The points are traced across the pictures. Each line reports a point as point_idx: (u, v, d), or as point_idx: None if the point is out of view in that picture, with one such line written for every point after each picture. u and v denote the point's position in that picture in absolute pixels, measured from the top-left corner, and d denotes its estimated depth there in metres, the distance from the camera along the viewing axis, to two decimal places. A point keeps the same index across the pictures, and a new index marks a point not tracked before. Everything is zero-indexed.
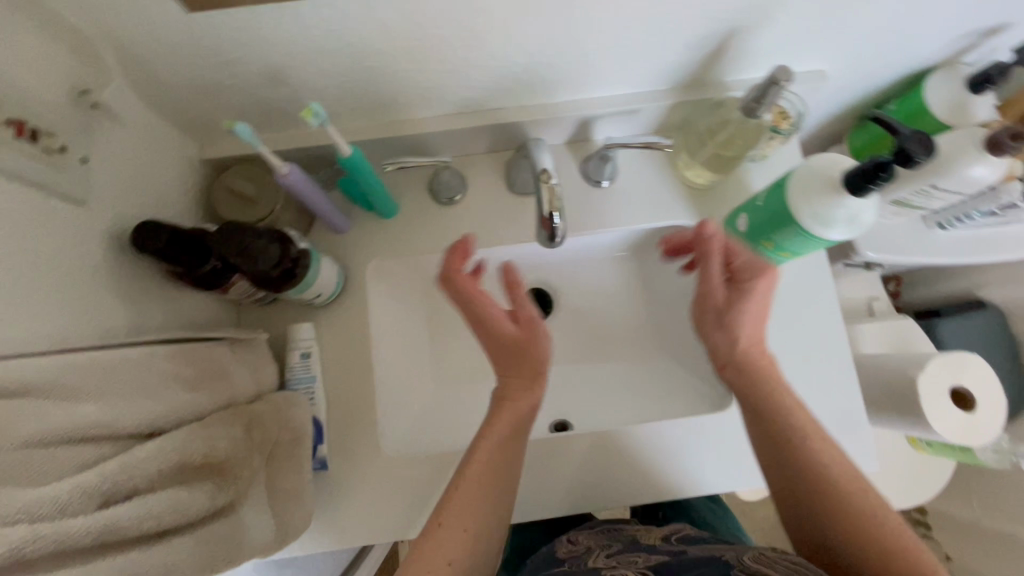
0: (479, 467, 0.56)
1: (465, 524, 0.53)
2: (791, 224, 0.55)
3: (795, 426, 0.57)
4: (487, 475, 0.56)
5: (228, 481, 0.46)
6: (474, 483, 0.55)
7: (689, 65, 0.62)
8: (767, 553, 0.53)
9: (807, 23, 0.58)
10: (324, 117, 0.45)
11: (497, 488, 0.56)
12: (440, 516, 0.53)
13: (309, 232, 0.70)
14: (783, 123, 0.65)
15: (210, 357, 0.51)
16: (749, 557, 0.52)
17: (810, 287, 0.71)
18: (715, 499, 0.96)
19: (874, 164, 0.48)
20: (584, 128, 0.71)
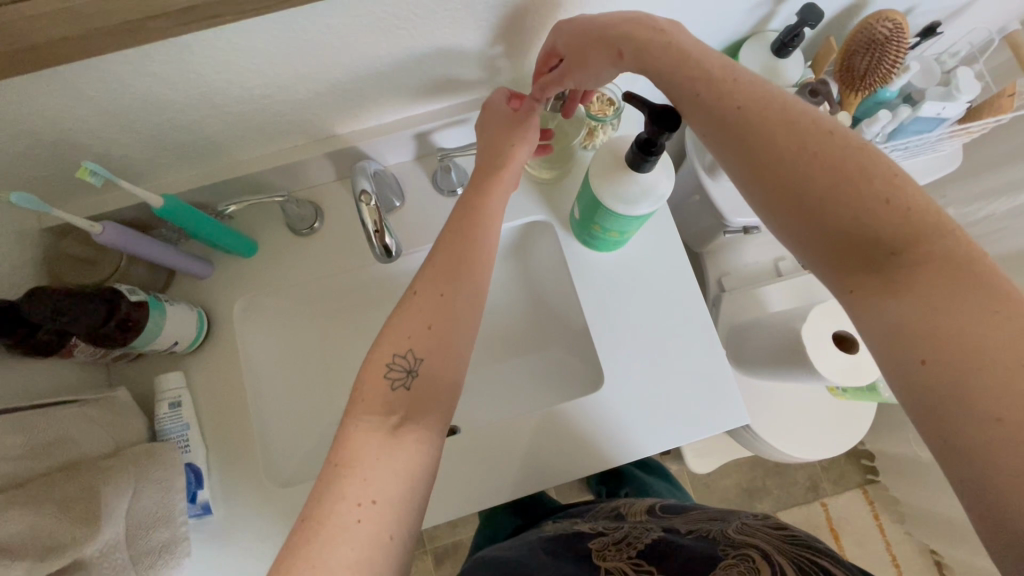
0: (440, 286, 0.53)
1: (433, 358, 0.51)
2: (602, 206, 0.58)
3: (782, 131, 0.42)
4: (442, 295, 0.53)
5: (60, 542, 0.47)
6: (437, 298, 0.52)
7: (500, 70, 0.66)
8: (750, 522, 0.59)
9: None
10: (103, 173, 0.47)
11: (453, 290, 0.53)
12: (389, 343, 0.51)
13: (171, 282, 0.71)
14: (609, 109, 0.69)
15: (48, 423, 0.52)
16: (732, 529, 0.58)
17: (664, 259, 0.74)
18: None
19: (640, 141, 0.52)
20: (424, 142, 0.73)
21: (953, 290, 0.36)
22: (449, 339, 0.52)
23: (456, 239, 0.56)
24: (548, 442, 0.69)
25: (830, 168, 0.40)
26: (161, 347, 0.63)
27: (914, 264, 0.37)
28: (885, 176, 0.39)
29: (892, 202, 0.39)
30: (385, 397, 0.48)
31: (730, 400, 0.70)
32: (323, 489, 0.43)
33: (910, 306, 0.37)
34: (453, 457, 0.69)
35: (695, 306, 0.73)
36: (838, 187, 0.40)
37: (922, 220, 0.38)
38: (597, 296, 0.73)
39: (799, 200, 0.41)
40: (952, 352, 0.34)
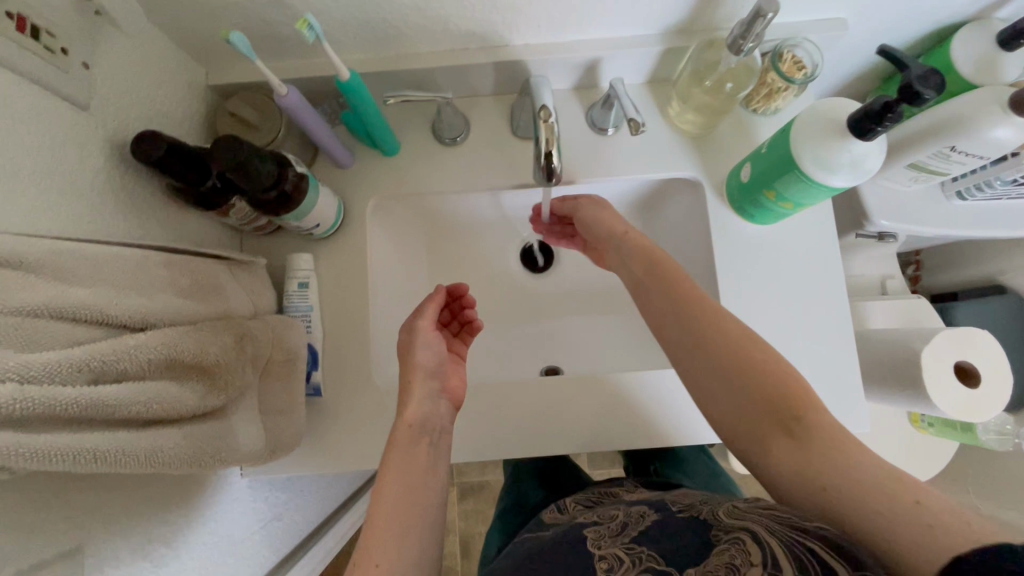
0: (400, 485, 0.48)
1: (408, 446, 0.51)
2: (791, 170, 0.54)
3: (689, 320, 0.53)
4: (401, 464, 0.50)
5: (219, 387, 0.47)
6: (397, 467, 0.49)
7: (695, 7, 0.61)
8: (742, 504, 0.52)
9: None
10: (318, 31, 0.46)
11: (417, 469, 0.50)
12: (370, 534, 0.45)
13: (312, 165, 0.70)
14: (797, 73, 0.64)
15: (208, 270, 0.52)
16: (724, 511, 0.52)
17: (813, 246, 0.70)
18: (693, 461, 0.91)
19: (879, 107, 0.46)
20: (588, 72, 0.70)
21: (812, 432, 0.44)
22: (414, 455, 0.51)
23: (410, 457, 0.51)
24: (656, 402, 0.68)
25: (727, 347, 0.50)
26: (303, 226, 0.64)
27: (809, 423, 0.45)
28: (756, 361, 0.49)
29: (753, 372, 0.48)
30: (381, 486, 0.48)
31: (855, 406, 0.67)
32: (359, 554, 0.44)
33: (804, 448, 0.44)
34: (557, 396, 0.68)
35: (835, 300, 0.69)
36: (728, 362, 0.50)
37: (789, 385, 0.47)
38: (734, 269, 0.70)
39: (717, 368, 0.50)
40: (843, 476, 0.41)
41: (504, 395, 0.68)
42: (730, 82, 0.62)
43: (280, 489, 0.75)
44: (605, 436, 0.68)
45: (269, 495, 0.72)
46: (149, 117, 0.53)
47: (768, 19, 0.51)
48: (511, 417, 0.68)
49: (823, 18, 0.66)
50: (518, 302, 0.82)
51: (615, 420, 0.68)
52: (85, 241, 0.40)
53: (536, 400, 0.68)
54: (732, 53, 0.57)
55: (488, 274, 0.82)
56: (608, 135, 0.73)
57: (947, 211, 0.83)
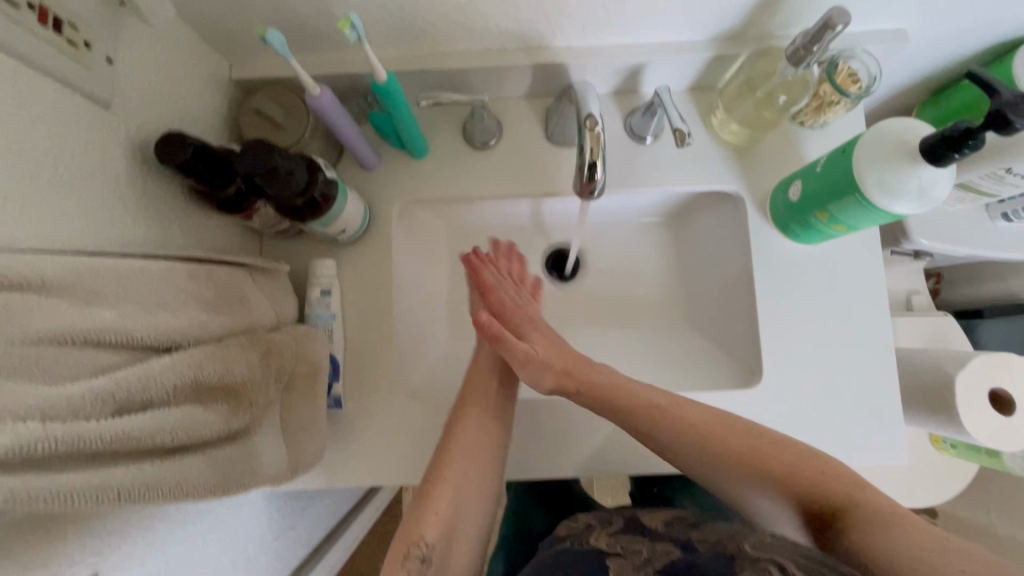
0: (475, 468, 0.55)
1: (476, 426, 0.57)
2: (853, 192, 0.51)
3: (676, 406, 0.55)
4: (487, 452, 0.56)
5: (244, 406, 0.45)
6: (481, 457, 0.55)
7: (751, 14, 0.57)
8: (771, 538, 0.49)
9: None
10: (361, 30, 0.42)
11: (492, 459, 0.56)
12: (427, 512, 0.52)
13: (337, 166, 0.67)
14: (851, 86, 0.60)
15: (233, 280, 0.49)
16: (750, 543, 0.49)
17: (859, 268, 0.67)
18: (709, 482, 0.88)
19: (960, 132, 0.43)
20: (630, 77, 0.66)
21: (852, 518, 0.44)
22: (478, 454, 0.56)
23: (491, 437, 0.57)
24: None
25: (720, 444, 0.52)
26: (328, 232, 0.61)
27: (841, 507, 0.45)
28: (756, 446, 0.51)
29: (750, 464, 0.50)
30: (441, 476, 0.54)
31: (897, 437, 0.64)
32: (410, 520, 0.52)
33: (849, 536, 0.43)
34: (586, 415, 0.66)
35: (879, 326, 0.66)
36: (723, 458, 0.52)
37: (787, 467, 0.49)
38: (775, 289, 0.67)
39: (723, 454, 0.52)
40: (887, 548, 0.40)
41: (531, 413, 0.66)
42: (784, 95, 0.59)
43: (293, 500, 0.72)
44: (637, 460, 0.65)
45: (283, 507, 0.69)
46: (172, 115, 0.50)
47: (838, 30, 0.49)
48: (538, 436, 0.66)
49: (882, 28, 0.62)
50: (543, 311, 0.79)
51: (646, 443, 0.65)
52: (107, 254, 0.37)
53: (564, 419, 0.66)
54: (791, 65, 0.54)
55: None
56: (646, 144, 0.70)
57: (991, 233, 0.80)
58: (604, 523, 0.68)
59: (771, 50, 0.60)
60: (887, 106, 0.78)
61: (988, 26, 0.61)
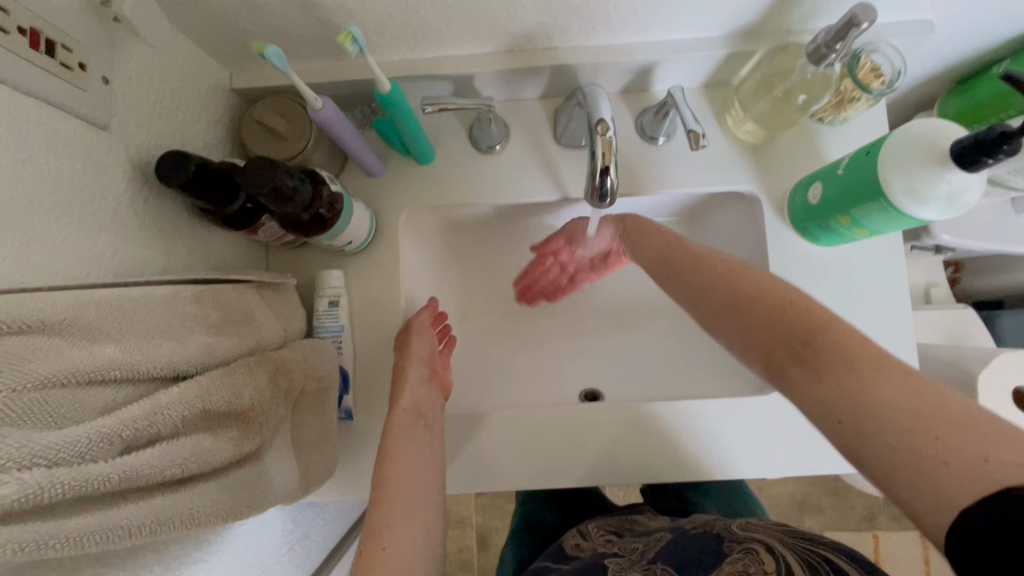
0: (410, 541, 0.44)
1: (410, 460, 0.49)
2: (877, 197, 0.49)
3: (715, 286, 0.49)
4: (407, 487, 0.47)
5: (255, 428, 0.44)
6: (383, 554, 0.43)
7: (768, 9, 0.55)
8: (753, 521, 0.54)
9: None
10: (362, 43, 0.41)
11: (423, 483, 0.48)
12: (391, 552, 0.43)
13: (341, 173, 0.66)
14: (873, 81, 0.57)
15: (240, 300, 0.48)
16: (736, 527, 0.54)
17: (881, 271, 0.64)
18: (725, 489, 0.87)
19: (994, 136, 0.40)
20: (640, 76, 0.64)
21: (829, 361, 0.39)
22: (418, 475, 0.48)
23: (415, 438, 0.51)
24: (706, 431, 0.64)
25: (746, 311, 0.46)
26: (334, 244, 0.59)
27: (821, 349, 0.40)
28: (787, 308, 0.43)
29: (777, 322, 0.43)
30: (385, 516, 0.45)
31: None
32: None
33: (823, 382, 0.39)
34: (599, 423, 0.65)
35: (903, 334, 0.63)
36: (749, 318, 0.45)
37: (815, 325, 0.41)
38: None
39: (739, 318, 0.46)
40: (858, 410, 0.37)
41: (541, 419, 0.65)
42: (803, 92, 0.56)
43: (307, 509, 0.72)
44: (652, 467, 0.64)
45: (297, 516, 0.69)
46: (171, 131, 0.49)
47: (862, 28, 0.46)
48: (550, 445, 0.65)
49: (905, 19, 0.59)
50: (554, 315, 0.77)
51: (660, 451, 0.64)
52: (110, 286, 0.37)
53: (578, 426, 0.65)
54: (811, 63, 0.52)
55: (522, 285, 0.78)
56: (658, 144, 0.67)
57: (1015, 227, 0.77)
58: (608, 524, 0.70)
59: (788, 45, 0.57)
60: (909, 98, 0.75)
61: (1018, 14, 0.58)
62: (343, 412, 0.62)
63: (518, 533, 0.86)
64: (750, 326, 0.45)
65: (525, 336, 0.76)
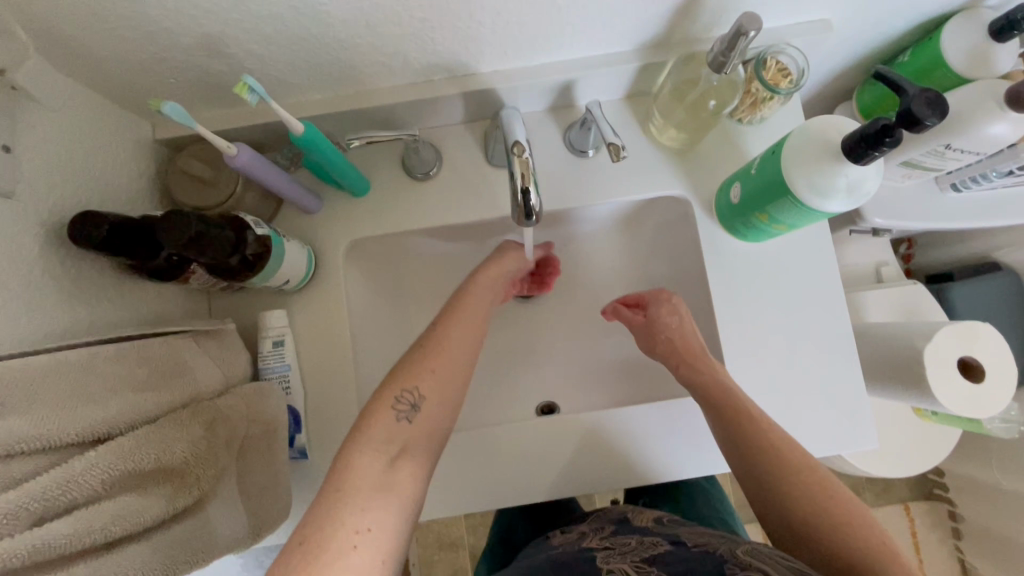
0: (449, 367, 0.53)
1: (467, 319, 0.57)
2: (785, 195, 0.51)
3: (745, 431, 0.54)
4: (456, 343, 0.55)
5: (191, 482, 0.44)
6: (430, 374, 0.52)
7: (670, 21, 0.57)
8: (761, 548, 0.49)
9: None
10: (260, 91, 0.42)
11: (473, 336, 0.57)
12: (427, 382, 0.52)
13: (276, 213, 0.66)
14: (782, 81, 0.59)
15: (171, 352, 0.48)
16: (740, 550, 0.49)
17: (811, 259, 0.67)
18: (697, 487, 0.88)
19: (876, 130, 0.43)
20: (562, 94, 0.66)
21: (865, 572, 0.45)
22: (471, 332, 0.57)
23: (478, 301, 0.59)
24: (659, 433, 0.65)
25: (786, 487, 0.51)
26: (271, 284, 0.60)
27: (857, 559, 0.46)
28: (826, 501, 0.49)
29: (815, 520, 0.49)
30: (412, 383, 0.51)
31: (863, 423, 0.64)
32: (407, 367, 0.52)
33: (858, 572, 0.45)
34: (555, 434, 0.65)
35: (838, 317, 0.66)
36: (786, 491, 0.51)
37: (855, 533, 0.47)
38: (731, 288, 0.66)
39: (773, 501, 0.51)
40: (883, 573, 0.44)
41: (497, 438, 0.65)
42: (714, 98, 0.59)
43: (274, 551, 0.71)
44: (610, 474, 0.65)
45: (263, 560, 0.68)
46: (87, 190, 0.49)
47: (750, 36, 0.48)
48: (509, 462, 0.65)
49: (804, 20, 0.62)
50: (508, 331, 0.78)
51: (616, 457, 0.65)
52: (17, 354, 0.37)
53: (534, 441, 0.65)
54: (712, 70, 0.54)
55: None
56: (588, 157, 0.69)
57: (941, 204, 0.80)
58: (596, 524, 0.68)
59: (694, 53, 0.59)
60: (827, 91, 0.78)
61: (907, 7, 0.61)
62: (297, 452, 0.62)
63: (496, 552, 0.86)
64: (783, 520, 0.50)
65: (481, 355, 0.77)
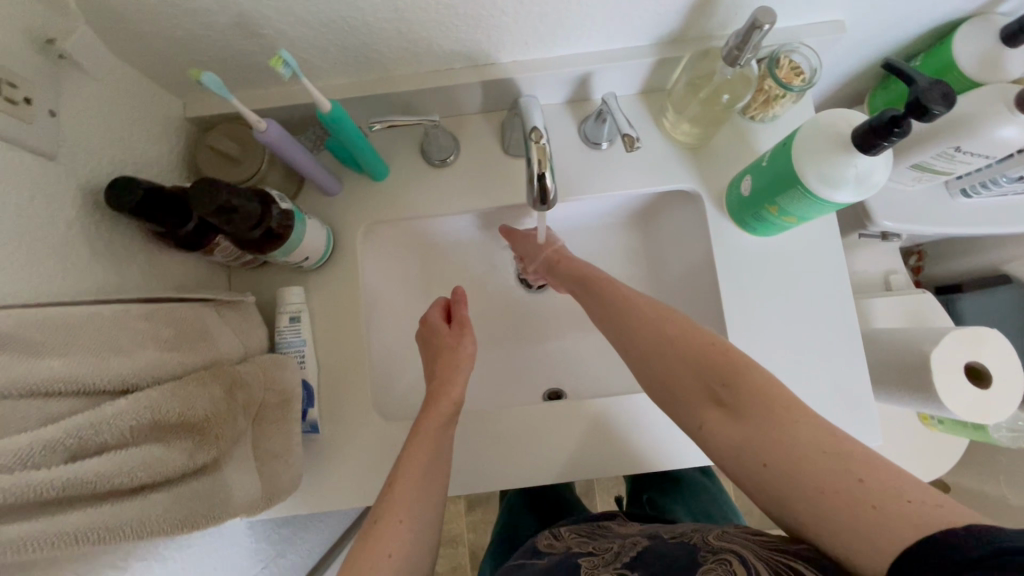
0: (419, 512, 0.49)
1: (429, 443, 0.54)
2: (795, 186, 0.52)
3: (627, 312, 0.54)
4: (420, 477, 0.51)
5: (210, 440, 0.45)
6: (399, 526, 0.47)
7: (687, 17, 0.59)
8: (731, 528, 0.50)
9: None
10: (293, 64, 0.45)
11: (439, 466, 0.53)
12: (395, 531, 0.47)
13: (298, 194, 0.68)
14: (794, 79, 0.61)
15: (195, 316, 0.49)
16: (714, 536, 0.50)
17: (819, 255, 0.68)
18: (703, 491, 0.88)
19: (887, 121, 0.44)
20: (579, 86, 0.68)
21: (750, 403, 0.43)
22: (437, 463, 0.53)
23: (437, 426, 0.56)
24: (664, 422, 0.66)
25: (664, 350, 0.50)
26: (291, 260, 0.61)
27: (740, 392, 0.44)
28: (708, 353, 0.48)
29: (700, 366, 0.47)
30: (380, 540, 0.46)
31: (868, 421, 0.65)
32: (373, 531, 0.47)
33: (747, 422, 0.43)
34: (562, 419, 0.66)
35: (845, 313, 0.66)
36: (668, 359, 0.49)
37: (737, 370, 0.45)
38: (739, 283, 0.67)
39: (661, 369, 0.49)
40: (786, 457, 0.40)
41: (505, 421, 0.66)
42: (727, 92, 0.60)
43: (280, 529, 0.72)
44: (613, 460, 0.65)
45: (270, 535, 0.69)
46: (122, 159, 0.51)
47: (765, 30, 0.50)
48: (515, 445, 0.66)
49: (819, 21, 0.64)
50: (519, 319, 0.79)
51: (621, 443, 0.65)
52: (56, 304, 0.38)
53: (540, 425, 0.66)
54: (727, 65, 0.55)
55: (484, 293, 0.80)
56: (602, 149, 0.71)
57: (951, 209, 0.81)
58: (584, 531, 0.68)
59: (709, 49, 0.61)
60: (840, 94, 0.79)
61: (920, 12, 0.62)
62: (308, 426, 0.63)
63: (498, 546, 0.87)
64: (676, 395, 0.48)
65: (490, 342, 0.78)
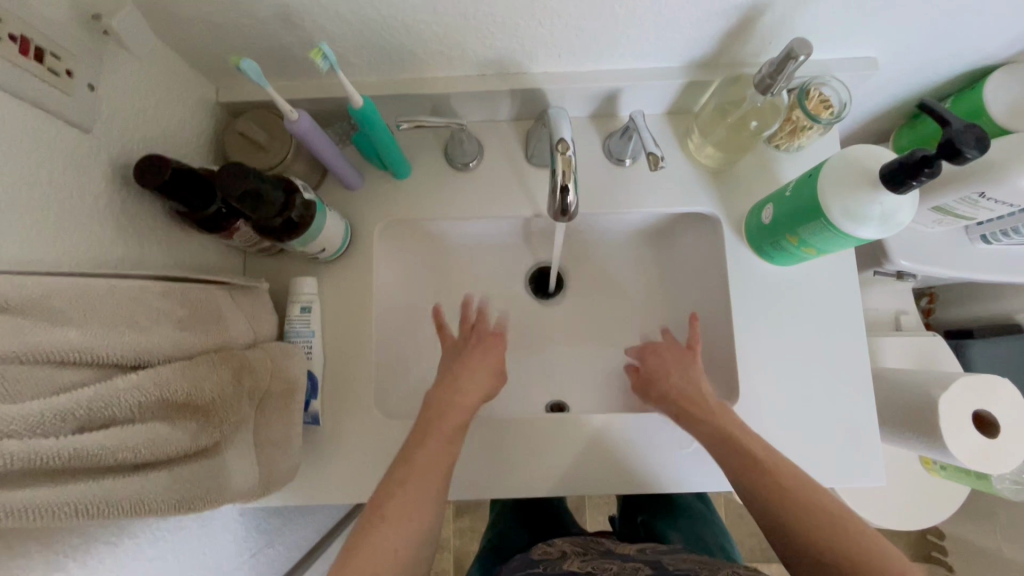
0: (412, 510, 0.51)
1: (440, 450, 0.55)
2: (818, 217, 0.52)
3: (761, 459, 0.54)
4: (421, 481, 0.52)
5: (215, 423, 0.45)
6: (382, 516, 0.50)
7: (721, 43, 0.59)
8: (741, 567, 0.50)
9: (850, 9, 0.55)
10: (332, 59, 0.45)
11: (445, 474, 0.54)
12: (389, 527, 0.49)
13: (319, 185, 0.68)
14: (823, 112, 0.61)
15: (210, 299, 0.50)
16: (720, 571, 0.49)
17: (834, 289, 0.67)
18: (698, 518, 0.87)
19: (917, 160, 0.44)
20: (607, 102, 0.68)
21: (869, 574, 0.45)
22: (437, 469, 0.54)
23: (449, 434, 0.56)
24: (665, 443, 0.65)
25: (791, 517, 0.50)
26: (308, 250, 0.62)
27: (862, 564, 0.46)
28: (843, 526, 0.48)
29: (820, 532, 0.48)
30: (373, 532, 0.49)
31: (872, 462, 0.64)
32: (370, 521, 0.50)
33: None
34: (565, 433, 0.66)
35: (857, 351, 0.66)
36: (800, 521, 0.50)
37: (866, 549, 0.47)
38: (751, 310, 0.67)
39: (780, 527, 0.50)
40: None
41: (505, 429, 0.66)
42: (756, 119, 0.60)
43: (271, 519, 0.72)
44: (612, 476, 0.65)
45: (260, 523, 0.69)
46: (154, 138, 0.51)
47: (800, 61, 0.50)
48: (513, 454, 0.66)
49: (853, 56, 0.64)
50: (526, 328, 0.79)
51: (621, 461, 0.65)
52: (79, 275, 0.39)
53: (541, 436, 0.66)
54: (758, 92, 0.55)
55: (493, 299, 0.80)
56: (625, 166, 0.71)
57: (969, 254, 0.80)
58: (580, 546, 0.68)
59: (741, 75, 0.61)
60: (865, 131, 0.79)
61: (953, 55, 0.62)
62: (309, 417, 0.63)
63: (486, 555, 0.86)
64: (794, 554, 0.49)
65: None
